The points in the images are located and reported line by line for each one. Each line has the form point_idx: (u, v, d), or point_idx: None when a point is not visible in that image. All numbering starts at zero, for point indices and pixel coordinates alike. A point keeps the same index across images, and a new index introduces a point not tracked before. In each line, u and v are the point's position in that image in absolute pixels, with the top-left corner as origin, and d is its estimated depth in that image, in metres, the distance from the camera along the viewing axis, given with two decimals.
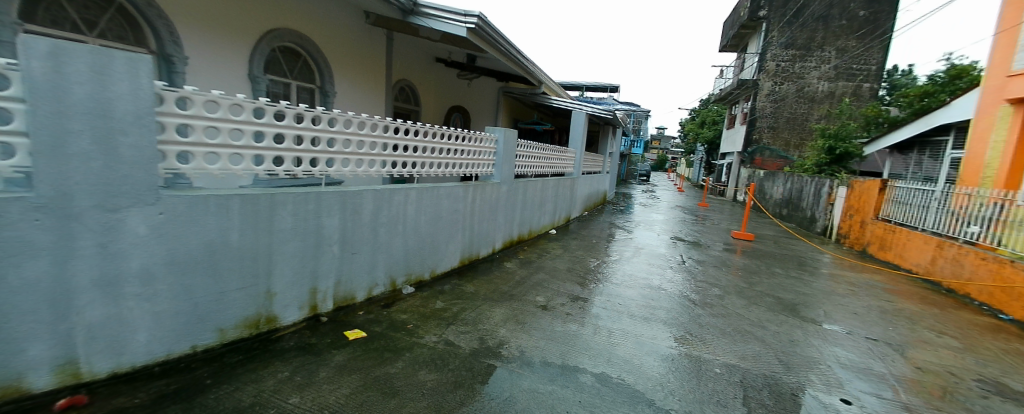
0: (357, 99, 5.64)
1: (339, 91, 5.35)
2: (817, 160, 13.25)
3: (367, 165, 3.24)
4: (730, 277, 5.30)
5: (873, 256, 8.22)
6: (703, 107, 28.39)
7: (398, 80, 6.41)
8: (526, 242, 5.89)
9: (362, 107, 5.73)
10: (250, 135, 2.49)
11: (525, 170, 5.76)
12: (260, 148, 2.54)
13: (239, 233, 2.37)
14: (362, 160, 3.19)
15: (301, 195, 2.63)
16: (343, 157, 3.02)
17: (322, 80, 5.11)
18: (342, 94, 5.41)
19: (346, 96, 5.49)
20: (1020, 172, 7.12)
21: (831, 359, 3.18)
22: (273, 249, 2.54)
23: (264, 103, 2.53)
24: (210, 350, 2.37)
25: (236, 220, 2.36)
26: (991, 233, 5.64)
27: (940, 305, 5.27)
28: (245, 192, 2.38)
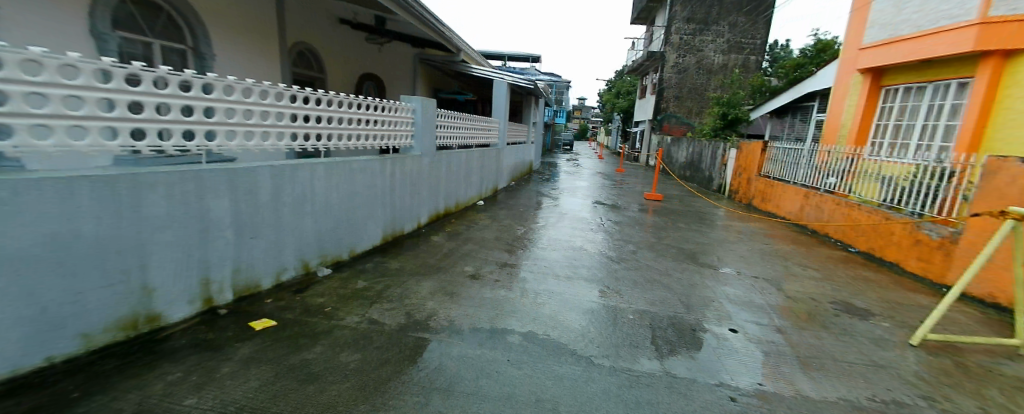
0: (244, 63, 5.04)
1: (220, 53, 4.73)
2: (715, 125, 14.76)
3: (259, 139, 2.95)
4: (642, 235, 5.77)
5: (756, 208, 9.43)
6: (617, 79, 29.84)
7: (296, 42, 5.84)
8: (453, 214, 5.84)
9: (251, 71, 5.15)
10: (94, 103, 2.12)
11: (448, 141, 5.68)
12: (111, 119, 2.18)
13: (94, 221, 2.01)
14: (251, 132, 2.90)
15: (175, 173, 2.29)
16: (226, 128, 2.72)
17: (196, 40, 4.46)
18: (224, 57, 4.80)
19: (229, 59, 4.88)
20: (865, 131, 8.47)
21: (723, 297, 3.62)
22: (144, 238, 2.20)
23: (110, 64, 2.16)
24: (74, 360, 2.01)
25: (89, 206, 1.99)
26: (844, 182, 6.75)
27: (809, 244, 6.24)
28: (96, 172, 2.01)
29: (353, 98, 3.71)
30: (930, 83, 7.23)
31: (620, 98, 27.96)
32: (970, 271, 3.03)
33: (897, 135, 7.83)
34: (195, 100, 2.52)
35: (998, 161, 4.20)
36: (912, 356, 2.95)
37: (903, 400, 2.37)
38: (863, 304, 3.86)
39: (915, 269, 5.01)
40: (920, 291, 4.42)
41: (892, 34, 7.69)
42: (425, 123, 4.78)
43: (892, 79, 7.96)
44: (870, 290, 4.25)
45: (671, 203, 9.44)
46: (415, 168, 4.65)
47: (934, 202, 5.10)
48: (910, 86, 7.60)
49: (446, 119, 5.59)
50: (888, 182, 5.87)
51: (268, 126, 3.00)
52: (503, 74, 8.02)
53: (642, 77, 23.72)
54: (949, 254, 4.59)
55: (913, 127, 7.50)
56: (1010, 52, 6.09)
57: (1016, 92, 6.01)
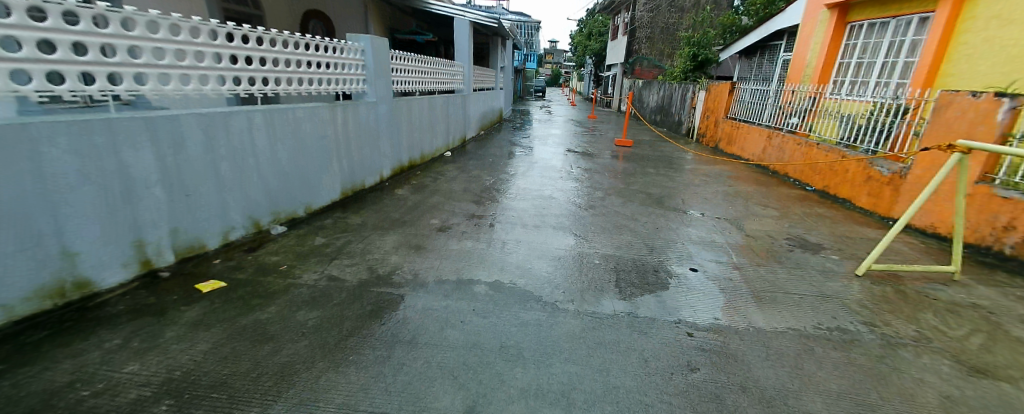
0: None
1: None
2: (684, 67, 14.60)
3: (177, 82, 2.71)
4: (611, 181, 5.78)
5: (722, 151, 9.61)
6: (589, 19, 28.77)
7: None
8: (419, 166, 5.65)
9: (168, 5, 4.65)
10: None
11: (407, 87, 5.40)
12: None
13: None
14: (167, 74, 2.65)
15: (80, 124, 2.04)
16: (134, 69, 2.47)
17: None
18: None
19: None
20: (829, 70, 8.57)
21: (686, 238, 3.72)
22: (55, 198, 1.98)
23: None
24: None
25: None
26: (806, 123, 6.87)
27: (769, 185, 6.43)
28: None
29: (286, 36, 3.43)
30: (893, 18, 7.28)
31: (592, 41, 27.14)
32: (917, 204, 3.17)
33: (858, 73, 7.96)
34: (85, 36, 2.24)
35: (949, 96, 4.32)
36: (857, 286, 3.15)
37: (847, 327, 2.54)
38: (816, 239, 4.05)
39: (865, 205, 5.26)
40: (869, 225, 4.68)
41: None
42: (376, 66, 4.50)
43: (857, 14, 7.96)
44: (824, 226, 4.45)
45: (640, 148, 9.46)
46: (372, 117, 4.41)
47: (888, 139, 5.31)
48: (873, 22, 7.63)
49: (402, 62, 5.27)
50: (845, 120, 6.05)
51: (187, 68, 2.77)
52: (465, 12, 7.50)
53: (614, 17, 22.92)
54: (897, 189, 4.82)
55: (874, 64, 7.62)
56: None
57: (973, 26, 6.11)
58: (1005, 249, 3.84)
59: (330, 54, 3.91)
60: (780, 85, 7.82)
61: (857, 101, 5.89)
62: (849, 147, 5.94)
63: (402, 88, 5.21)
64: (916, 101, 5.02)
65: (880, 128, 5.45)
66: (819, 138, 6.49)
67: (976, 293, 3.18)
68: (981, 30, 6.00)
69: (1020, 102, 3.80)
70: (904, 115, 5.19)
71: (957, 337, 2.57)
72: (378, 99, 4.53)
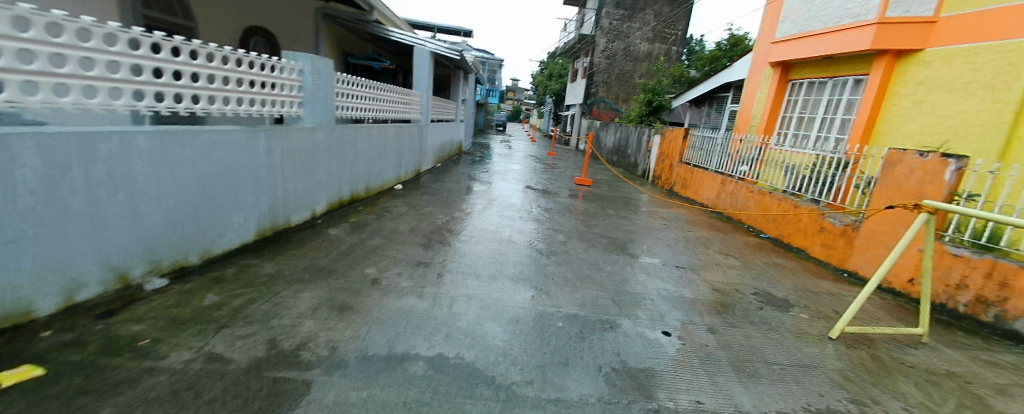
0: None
1: None
2: (640, 111, 15.07)
3: (16, 90, 2.01)
4: (573, 223, 5.47)
5: (677, 193, 9.71)
6: (549, 61, 29.82)
7: None
8: (362, 200, 5.07)
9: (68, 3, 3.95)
10: None
11: (353, 114, 4.90)
12: None
13: None
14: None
15: None
16: None
17: None
18: None
19: None
20: (773, 122, 8.99)
21: (655, 293, 3.39)
22: None
23: None
24: None
25: None
26: (756, 171, 7.00)
27: (725, 230, 6.36)
28: None
29: (206, 47, 2.86)
30: (831, 79, 7.75)
31: (552, 81, 27.88)
32: (887, 263, 3.04)
33: (801, 127, 8.37)
34: None
35: (897, 153, 4.45)
36: (833, 351, 2.89)
37: (836, 407, 2.26)
38: (782, 293, 3.83)
39: (820, 256, 5.22)
40: (826, 276, 4.60)
41: (801, 30, 8.12)
42: (317, 88, 3.99)
43: (799, 73, 8.45)
44: (786, 278, 4.29)
45: (600, 188, 9.37)
46: (306, 145, 3.85)
47: (830, 189, 5.48)
48: (813, 81, 8.12)
49: (349, 87, 4.80)
50: (791, 171, 6.22)
51: (37, 73, 2.08)
52: (425, 42, 7.18)
53: (573, 60, 23.74)
54: (851, 242, 4.80)
55: (815, 119, 8.04)
56: (900, 52, 6.60)
57: (903, 89, 6.55)
58: (958, 307, 3.80)
59: (263, 72, 3.36)
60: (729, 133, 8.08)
61: (803, 152, 6.08)
62: (796, 195, 6.07)
63: (347, 115, 4.71)
64: (857, 156, 5.20)
65: (824, 179, 5.61)
66: (769, 186, 6.62)
67: (949, 358, 3.01)
68: (910, 94, 6.44)
69: (963, 163, 3.92)
70: (847, 168, 5.36)
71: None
72: (316, 125, 4.00)
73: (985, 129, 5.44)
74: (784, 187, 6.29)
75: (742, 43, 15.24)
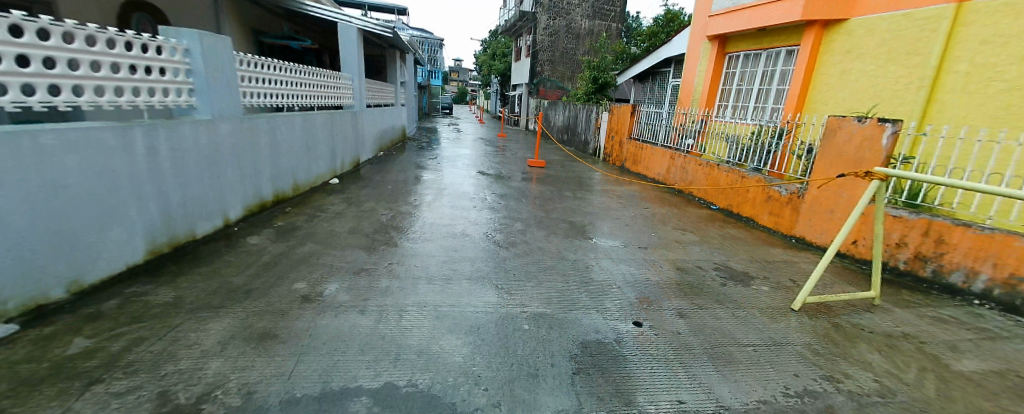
0: None
1: None
2: (587, 89, 15.02)
3: None
4: (529, 209, 5.21)
5: (628, 170, 9.76)
6: (491, 40, 29.11)
7: None
8: (290, 200, 4.52)
9: None
10: None
11: (263, 100, 4.30)
12: None
13: None
14: None
15: None
16: None
17: None
18: None
19: None
20: (714, 94, 9.17)
21: (619, 279, 3.23)
22: None
23: None
24: None
25: None
26: (701, 144, 7.11)
27: (678, 204, 6.36)
28: None
29: (36, 21, 2.21)
30: (765, 51, 7.96)
31: (497, 61, 27.27)
32: (845, 231, 3.02)
33: (740, 98, 8.59)
34: None
35: (836, 120, 4.55)
36: (798, 324, 2.82)
37: (814, 388, 2.17)
38: (741, 266, 3.77)
39: (768, 224, 5.31)
40: (776, 244, 4.69)
41: (735, 3, 8.24)
42: (211, 71, 3.40)
43: (734, 46, 8.62)
44: (739, 249, 4.33)
45: (553, 169, 9.21)
46: (203, 139, 3.28)
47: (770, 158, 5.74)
48: (748, 54, 8.32)
49: (256, 69, 4.19)
50: (734, 142, 6.39)
51: None
52: (350, 18, 6.52)
53: (516, 39, 23.27)
54: (796, 209, 4.90)
55: (752, 90, 8.26)
56: (826, 23, 6.85)
57: (831, 58, 6.82)
58: (899, 265, 3.98)
59: (131, 53, 2.74)
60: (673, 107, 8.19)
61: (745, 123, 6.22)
62: (740, 165, 6.24)
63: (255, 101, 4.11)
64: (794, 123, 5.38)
65: (766, 149, 5.80)
66: (714, 158, 6.74)
67: (900, 319, 3.07)
68: (838, 63, 6.71)
69: (898, 127, 4.01)
70: (788, 137, 5.53)
71: (913, 382, 2.32)
72: (214, 115, 3.41)
73: (908, 93, 5.73)
74: (729, 158, 6.46)
75: (679, 18, 15.56)
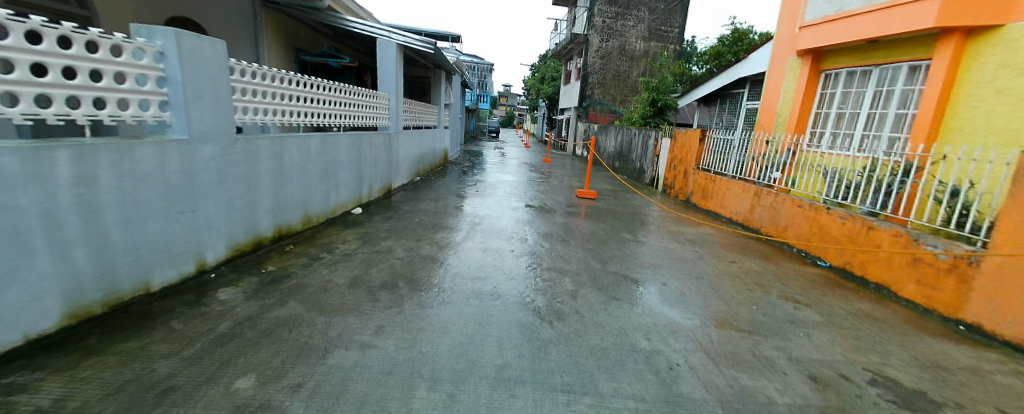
0: None
1: None
2: (643, 112, 13.80)
3: None
4: (578, 255, 4.17)
5: (694, 205, 8.46)
6: (541, 64, 28.75)
7: None
8: (296, 236, 3.80)
9: None
10: None
11: (268, 118, 3.66)
12: None
13: None
14: None
15: None
16: None
17: None
18: None
19: None
20: (805, 118, 7.71)
21: (719, 400, 2.12)
22: None
23: None
24: None
25: None
26: (791, 177, 6.02)
27: (771, 257, 5.00)
28: None
29: None
30: (876, 67, 6.54)
31: (545, 83, 26.76)
32: None
33: (841, 124, 7.10)
34: None
35: None
36: None
37: None
38: (906, 378, 2.62)
39: (913, 296, 3.93)
40: (935, 332, 3.38)
41: (839, 10, 6.82)
42: (195, 80, 2.71)
43: (833, 63, 7.24)
44: (886, 340, 3.10)
45: (606, 201, 8.10)
46: (177, 165, 2.57)
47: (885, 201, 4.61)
48: (853, 71, 6.89)
49: (265, 81, 3.57)
50: (833, 180, 5.28)
51: None
52: (390, 32, 5.97)
53: (566, 61, 22.62)
54: (965, 282, 3.53)
55: (859, 114, 6.77)
56: (970, 31, 5.36)
57: (980, 74, 5.27)
58: None
59: (64, 51, 2.03)
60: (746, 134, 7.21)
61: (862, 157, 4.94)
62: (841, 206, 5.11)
63: (254, 118, 3.47)
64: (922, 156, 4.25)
65: (885, 189, 4.62)
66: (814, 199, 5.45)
67: None
68: (988, 81, 5.17)
69: None
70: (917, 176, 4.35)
71: None
72: (196, 135, 2.71)
73: None
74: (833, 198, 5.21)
75: (747, 37, 14.25)
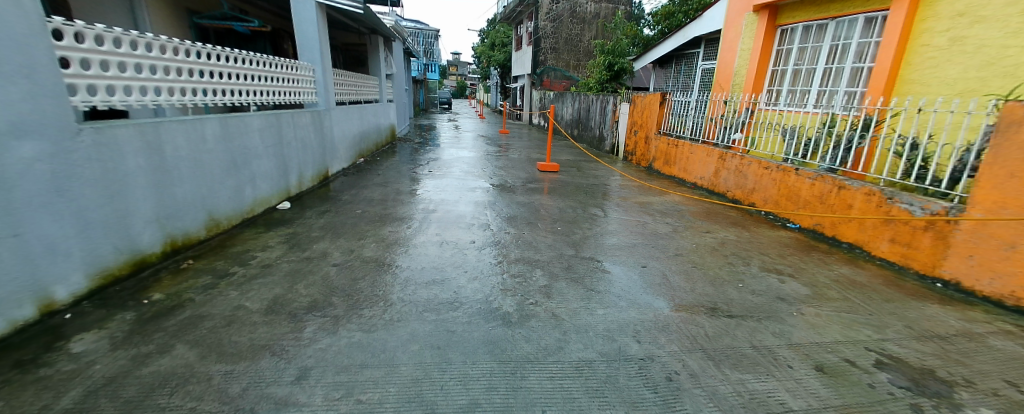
0: None
1: None
2: (600, 77, 13.37)
3: None
4: (548, 241, 3.73)
5: (656, 171, 8.24)
6: (490, 30, 27.49)
7: None
8: (198, 247, 3.11)
9: None
10: None
11: (120, 98, 2.85)
12: None
13: None
14: None
15: None
16: None
17: None
18: None
19: None
20: (762, 77, 7.53)
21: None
22: None
23: None
24: None
25: None
26: (749, 138, 5.85)
27: (742, 222, 4.78)
28: None
29: None
30: (832, 20, 6.38)
31: (496, 50, 25.64)
32: None
33: (798, 81, 6.98)
34: None
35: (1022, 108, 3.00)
36: None
37: None
38: (911, 353, 2.36)
39: (886, 255, 3.81)
40: (915, 292, 3.23)
41: None
42: None
43: (789, 17, 7.01)
44: (875, 308, 2.88)
45: (570, 173, 7.71)
46: None
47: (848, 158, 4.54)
48: (809, 25, 6.69)
49: (106, 48, 2.74)
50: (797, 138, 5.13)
51: None
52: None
53: (517, 26, 21.63)
54: (942, 238, 3.39)
55: (815, 70, 6.66)
56: None
57: (935, 25, 5.14)
58: None
59: None
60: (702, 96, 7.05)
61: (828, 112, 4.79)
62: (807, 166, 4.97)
63: (99, 99, 2.67)
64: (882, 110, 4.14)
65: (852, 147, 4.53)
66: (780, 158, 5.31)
67: None
68: (945, 31, 5.03)
69: None
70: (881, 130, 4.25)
71: None
72: None
73: None
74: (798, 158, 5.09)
75: None
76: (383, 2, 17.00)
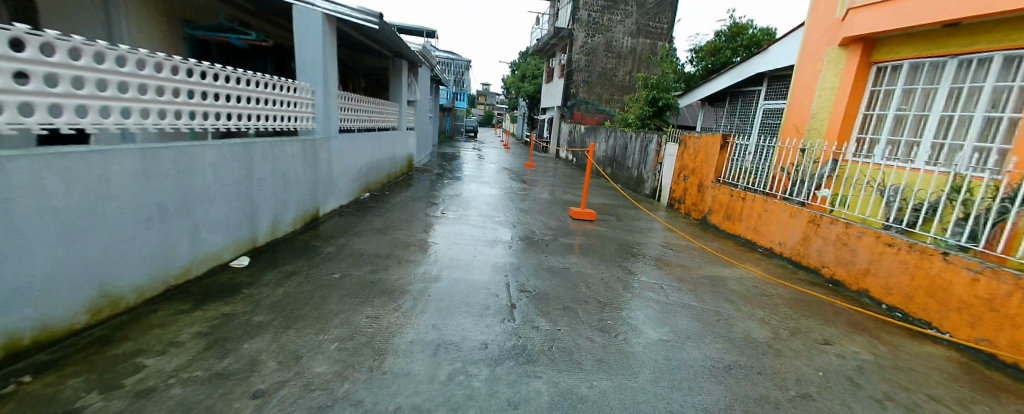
0: None
1: None
2: (640, 112, 12.20)
3: None
4: (595, 353, 2.51)
5: (712, 226, 6.93)
6: (521, 62, 27.17)
7: None
8: (64, 345, 1.99)
9: None
10: None
11: (7, 119, 1.90)
12: None
13: None
14: None
15: None
16: None
17: None
18: None
19: None
20: (850, 123, 5.85)
21: None
22: None
23: None
24: None
25: None
26: (838, 195, 4.73)
27: (866, 325, 3.55)
28: None
29: None
30: (955, 57, 4.79)
31: (524, 82, 25.26)
32: None
33: (901, 129, 5.27)
34: None
35: None
36: None
37: None
38: None
39: None
40: None
41: None
42: None
43: (887, 53, 5.48)
44: None
45: (609, 224, 6.51)
46: None
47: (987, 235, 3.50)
48: (920, 62, 5.11)
49: None
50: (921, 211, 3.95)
51: None
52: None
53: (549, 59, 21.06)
54: None
55: (928, 117, 4.99)
56: None
57: None
58: None
59: None
60: (765, 136, 6.03)
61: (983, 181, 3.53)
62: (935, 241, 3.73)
63: None
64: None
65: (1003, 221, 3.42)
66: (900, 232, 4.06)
67: None
68: None
69: None
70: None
71: None
72: None
73: None
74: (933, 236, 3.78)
75: (745, 32, 12.98)
76: (419, 32, 16.64)
